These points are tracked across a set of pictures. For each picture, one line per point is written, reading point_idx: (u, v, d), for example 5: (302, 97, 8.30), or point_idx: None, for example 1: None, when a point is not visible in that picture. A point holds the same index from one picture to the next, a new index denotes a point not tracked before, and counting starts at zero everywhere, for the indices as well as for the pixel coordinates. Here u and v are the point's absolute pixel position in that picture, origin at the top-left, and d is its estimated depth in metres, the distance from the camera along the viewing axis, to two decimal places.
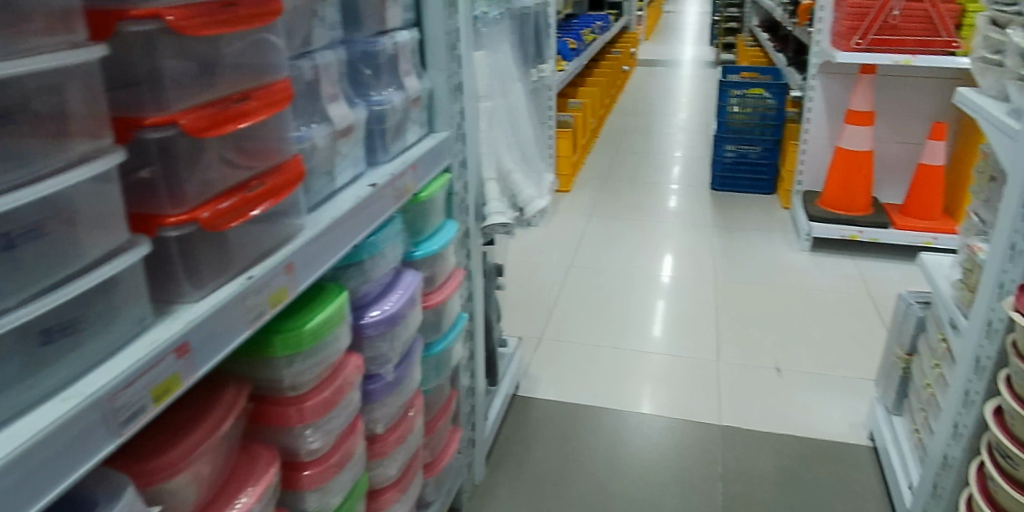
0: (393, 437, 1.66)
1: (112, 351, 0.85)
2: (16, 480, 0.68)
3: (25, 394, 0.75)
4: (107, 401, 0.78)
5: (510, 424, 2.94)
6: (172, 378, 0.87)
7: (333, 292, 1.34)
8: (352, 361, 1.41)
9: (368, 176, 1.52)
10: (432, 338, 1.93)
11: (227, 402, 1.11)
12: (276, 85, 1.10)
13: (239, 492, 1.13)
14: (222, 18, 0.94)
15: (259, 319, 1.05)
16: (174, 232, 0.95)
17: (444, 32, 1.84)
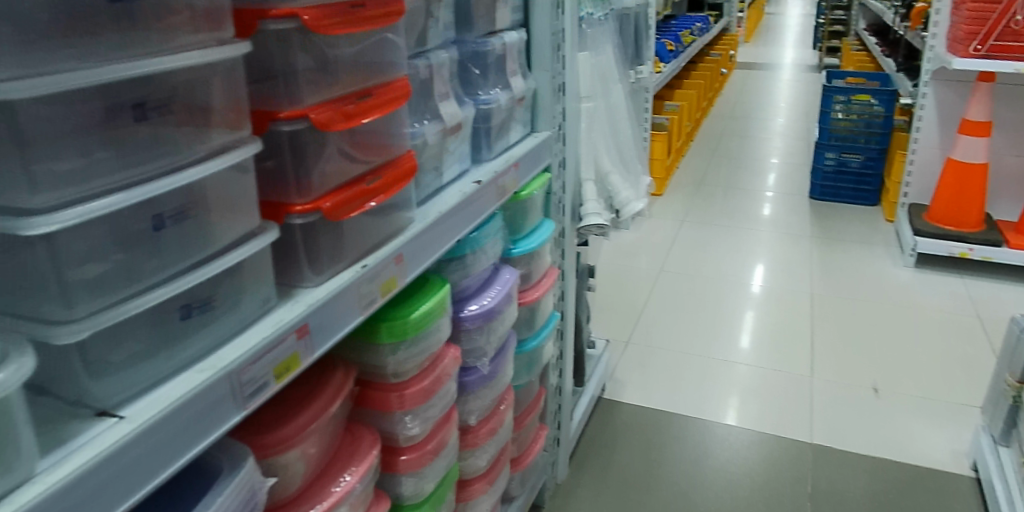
0: (485, 429, 1.69)
1: (241, 328, 0.88)
2: (154, 444, 0.72)
3: (164, 363, 0.79)
4: (236, 374, 0.82)
5: (595, 426, 2.94)
6: (293, 357, 0.92)
7: (436, 285, 1.38)
8: (450, 353, 1.44)
9: (472, 173, 1.55)
10: (525, 335, 1.95)
11: (336, 384, 1.16)
12: (397, 83, 1.15)
13: (342, 471, 1.18)
14: (350, 17, 0.99)
15: (370, 305, 1.10)
16: (299, 220, 1.00)
17: (550, 33, 1.85)
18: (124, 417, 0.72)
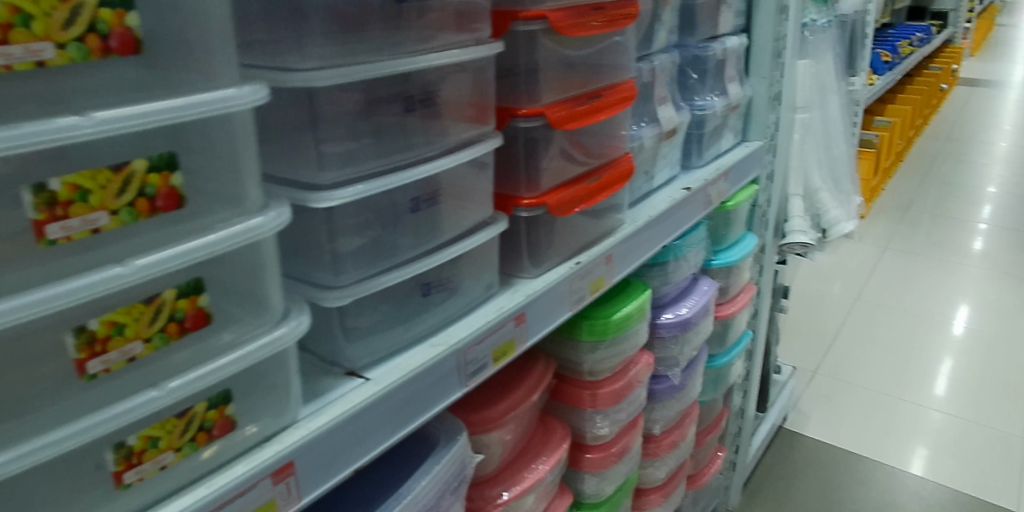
0: (667, 440, 1.66)
1: (467, 310, 0.94)
2: (391, 407, 0.79)
3: (404, 333, 0.85)
4: (462, 353, 0.88)
5: (772, 455, 2.79)
6: (510, 342, 0.96)
7: (638, 289, 1.37)
8: (643, 359, 1.43)
9: (681, 180, 1.53)
10: (715, 350, 1.90)
11: (538, 373, 1.19)
12: (623, 85, 1.16)
13: (535, 459, 1.21)
14: (591, 19, 1.01)
15: (579, 301, 1.12)
16: (525, 214, 1.03)
17: (772, 39, 1.78)
18: (370, 379, 0.78)
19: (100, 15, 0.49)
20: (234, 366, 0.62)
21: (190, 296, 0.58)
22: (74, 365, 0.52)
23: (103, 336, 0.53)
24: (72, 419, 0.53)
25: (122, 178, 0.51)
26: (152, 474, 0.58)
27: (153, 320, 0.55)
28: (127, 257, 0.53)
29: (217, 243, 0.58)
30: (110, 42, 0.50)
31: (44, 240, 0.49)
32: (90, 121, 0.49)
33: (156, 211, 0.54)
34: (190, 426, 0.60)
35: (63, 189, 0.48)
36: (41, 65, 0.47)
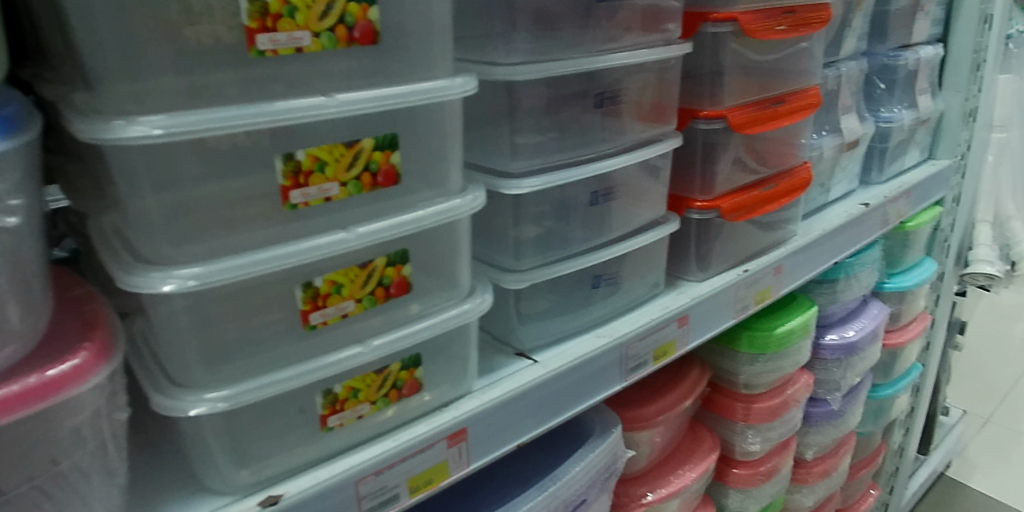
0: (819, 468, 1.59)
1: (633, 307, 0.95)
2: (554, 390, 0.82)
3: (572, 322, 0.88)
4: (626, 348, 0.89)
5: (931, 503, 2.56)
6: (671, 343, 0.97)
7: (804, 305, 1.32)
8: (802, 379, 1.38)
9: (859, 195, 1.46)
10: (879, 380, 1.79)
11: (692, 379, 1.18)
12: (808, 91, 1.12)
13: (682, 465, 1.20)
14: (780, 23, 0.99)
15: (744, 310, 1.10)
16: (697, 216, 1.03)
17: (973, 50, 1.64)
18: (538, 362, 0.82)
19: (348, 9, 0.55)
20: (425, 332, 0.67)
21: (396, 265, 0.63)
22: (300, 315, 0.59)
23: (325, 293, 0.59)
24: (293, 364, 0.60)
25: (352, 153, 0.58)
26: (350, 421, 0.65)
27: (365, 283, 0.62)
28: (350, 224, 0.59)
29: (423, 219, 0.64)
30: (354, 33, 0.56)
31: (288, 203, 0.56)
32: (333, 101, 0.56)
33: (377, 186, 0.60)
34: (385, 383, 0.66)
35: (306, 160, 0.55)
36: (299, 51, 0.54)
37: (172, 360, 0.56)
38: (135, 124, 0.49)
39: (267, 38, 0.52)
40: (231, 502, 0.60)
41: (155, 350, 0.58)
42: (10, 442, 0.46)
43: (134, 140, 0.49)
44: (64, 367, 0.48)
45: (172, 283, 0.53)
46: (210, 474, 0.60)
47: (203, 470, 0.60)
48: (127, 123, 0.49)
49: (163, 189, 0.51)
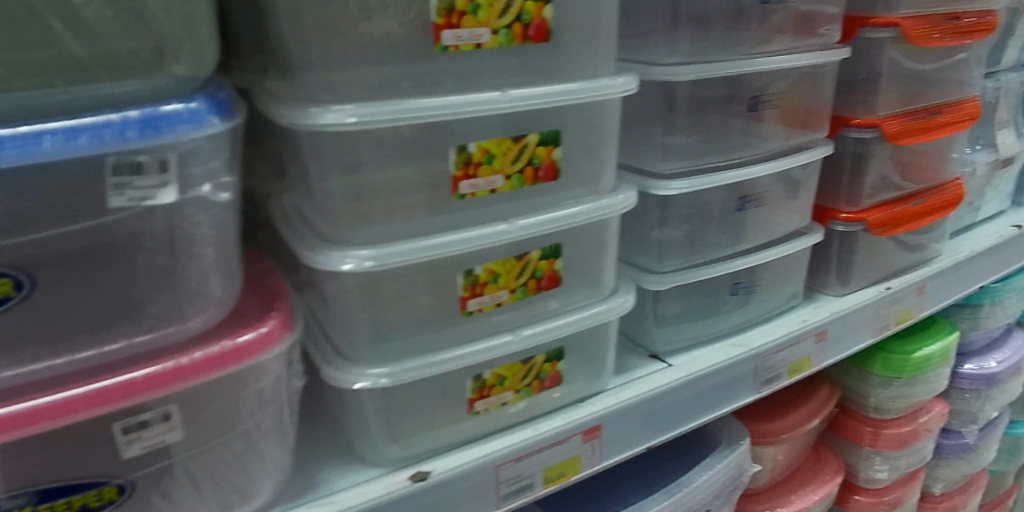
0: (947, 504, 1.49)
1: (769, 317, 0.93)
2: (687, 395, 0.81)
3: (708, 327, 0.87)
4: (761, 359, 0.87)
5: None
6: (807, 358, 0.94)
7: (945, 330, 1.25)
8: (937, 408, 1.30)
9: (1011, 216, 1.36)
10: (1017, 416, 1.66)
11: (821, 398, 1.14)
12: (968, 103, 1.06)
13: (804, 486, 1.16)
14: (943, 29, 0.94)
15: (884, 330, 1.05)
16: (841, 228, 1.00)
17: None
18: (672, 365, 0.82)
19: (526, 7, 0.57)
20: (569, 327, 0.69)
21: (549, 259, 0.65)
22: (459, 302, 0.61)
23: (483, 281, 0.62)
24: (449, 347, 0.62)
25: (518, 147, 0.60)
26: (495, 408, 0.67)
27: (520, 274, 0.63)
28: (511, 216, 0.61)
29: (577, 215, 0.65)
30: (529, 30, 0.58)
31: (457, 193, 0.58)
32: (506, 98, 0.58)
33: (538, 181, 0.62)
34: (529, 373, 0.68)
35: (477, 152, 0.58)
36: (478, 48, 0.56)
37: (342, 333, 0.60)
38: (330, 112, 0.52)
39: (451, 34, 0.54)
40: (383, 474, 0.63)
41: (326, 318, 0.61)
42: (209, 397, 0.50)
43: (328, 126, 0.52)
44: (257, 332, 0.51)
45: (349, 262, 0.56)
46: (365, 446, 0.64)
47: (359, 441, 0.64)
48: (322, 110, 0.52)
49: (347, 173, 0.55)
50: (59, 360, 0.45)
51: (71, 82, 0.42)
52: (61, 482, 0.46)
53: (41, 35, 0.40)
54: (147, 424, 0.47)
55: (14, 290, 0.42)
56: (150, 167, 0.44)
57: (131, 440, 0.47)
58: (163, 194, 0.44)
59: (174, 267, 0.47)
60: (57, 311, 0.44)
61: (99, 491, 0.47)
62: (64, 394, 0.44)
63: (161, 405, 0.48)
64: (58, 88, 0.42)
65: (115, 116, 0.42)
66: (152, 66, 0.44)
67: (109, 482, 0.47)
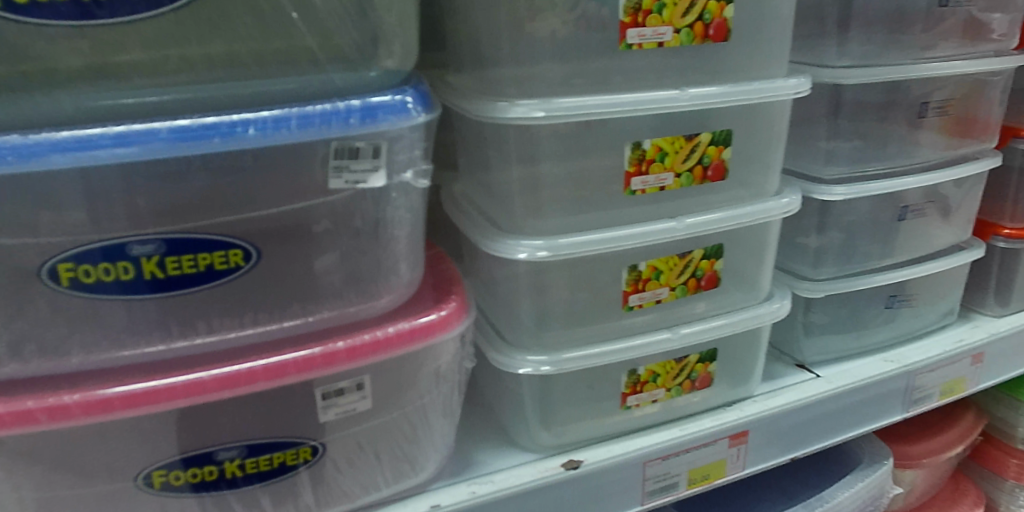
0: None
1: (923, 334, 0.89)
2: (836, 408, 0.79)
3: (858, 340, 0.84)
4: (914, 377, 0.84)
5: None
6: (962, 379, 0.89)
7: None
8: None
9: None
10: None
11: (968, 424, 1.08)
12: None
13: None
14: None
15: None
16: (1003, 244, 0.94)
17: None
18: (821, 376, 0.80)
19: (708, 6, 0.57)
20: (725, 329, 0.69)
21: (710, 259, 0.66)
22: (622, 296, 0.63)
23: (646, 277, 0.63)
24: (609, 340, 0.64)
25: (690, 146, 0.61)
26: (647, 404, 0.68)
27: (681, 273, 0.64)
28: (678, 213, 0.62)
29: (741, 217, 0.65)
30: (709, 30, 0.58)
31: (629, 189, 0.60)
32: (683, 96, 0.59)
33: (706, 180, 0.63)
34: (682, 372, 0.69)
35: (651, 149, 0.59)
36: (660, 46, 0.57)
37: (511, 320, 0.63)
38: (518, 106, 0.54)
39: (636, 32, 0.56)
40: (538, 459, 0.65)
41: (493, 314, 0.66)
42: (395, 371, 0.53)
43: (515, 120, 0.55)
44: (442, 313, 0.54)
45: (524, 251, 0.58)
46: (521, 431, 0.66)
47: (514, 426, 0.67)
48: (510, 104, 0.55)
49: (528, 164, 0.57)
50: (273, 326, 0.49)
51: (302, 70, 0.45)
52: (266, 438, 0.49)
53: (282, 27, 0.43)
54: (343, 392, 0.51)
55: (243, 260, 0.46)
56: (365, 153, 0.47)
57: (328, 405, 0.50)
58: (374, 178, 0.47)
59: (376, 246, 0.50)
60: (275, 281, 0.47)
61: (297, 451, 0.51)
62: (278, 358, 0.48)
63: (356, 375, 0.51)
64: (291, 77, 0.45)
65: (339, 104, 0.45)
66: (370, 57, 0.47)
67: (305, 443, 0.51)
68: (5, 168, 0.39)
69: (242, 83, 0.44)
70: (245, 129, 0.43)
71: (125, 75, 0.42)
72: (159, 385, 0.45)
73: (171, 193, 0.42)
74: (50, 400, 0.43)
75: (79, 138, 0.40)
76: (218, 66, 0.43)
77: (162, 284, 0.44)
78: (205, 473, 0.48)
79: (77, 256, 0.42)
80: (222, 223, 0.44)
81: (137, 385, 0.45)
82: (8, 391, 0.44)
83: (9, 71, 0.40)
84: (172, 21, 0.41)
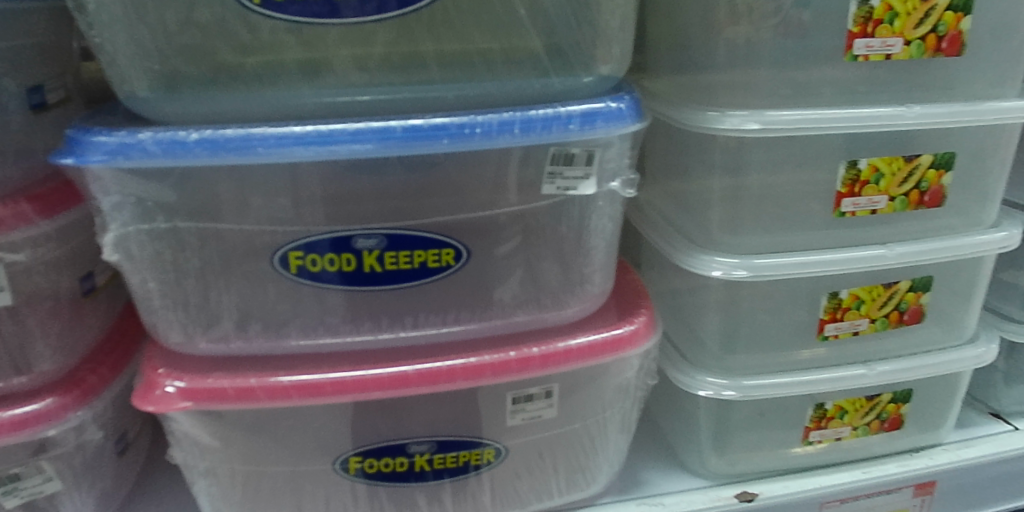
0: None
1: None
2: None
3: None
4: None
5: None
6: None
7: None
8: None
9: None
10: None
11: None
12: None
13: None
14: None
15: None
16: None
17: None
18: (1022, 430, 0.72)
19: (944, 17, 0.52)
20: (927, 369, 0.63)
21: (917, 292, 0.61)
22: (817, 324, 0.59)
23: (846, 306, 0.59)
24: (796, 369, 0.61)
25: (909, 168, 0.56)
26: (829, 442, 0.64)
27: (883, 304, 0.60)
28: (888, 239, 0.59)
29: (956, 249, 0.60)
30: (942, 43, 0.53)
31: (838, 211, 0.56)
32: (910, 113, 0.54)
33: (921, 206, 0.58)
34: (871, 411, 0.64)
35: (867, 170, 0.55)
36: (887, 58, 0.53)
37: (696, 338, 0.61)
38: (730, 116, 0.52)
39: (864, 43, 0.52)
40: (709, 487, 0.62)
41: (675, 333, 0.64)
42: (584, 382, 0.52)
43: (726, 130, 0.53)
44: (633, 326, 0.52)
45: (718, 269, 0.56)
46: (691, 455, 0.64)
47: (684, 449, 0.64)
48: (720, 114, 0.53)
49: (731, 175, 0.55)
50: (473, 325, 0.49)
51: (524, 73, 0.45)
52: (456, 436, 0.50)
53: (512, 29, 0.43)
54: (533, 398, 0.50)
55: (453, 259, 0.46)
56: (580, 159, 0.46)
57: (517, 409, 0.50)
58: (585, 186, 0.46)
59: (578, 255, 0.49)
60: (480, 282, 0.48)
61: (481, 452, 0.51)
62: (476, 358, 0.48)
63: (546, 383, 0.50)
64: (513, 79, 0.45)
65: (561, 109, 0.44)
66: (590, 61, 0.46)
67: (491, 444, 0.51)
68: (254, 157, 0.41)
69: (467, 84, 0.44)
70: (471, 132, 0.43)
71: (363, 72, 0.43)
72: (366, 375, 0.46)
73: (396, 190, 0.44)
74: (270, 379, 0.45)
75: (321, 133, 0.41)
76: (451, 65, 0.44)
77: (379, 277, 0.45)
78: (396, 464, 0.50)
79: (307, 245, 0.43)
80: (439, 221, 0.45)
81: (347, 373, 0.46)
82: (231, 367, 0.46)
83: (258, 63, 0.42)
84: (411, 21, 0.42)
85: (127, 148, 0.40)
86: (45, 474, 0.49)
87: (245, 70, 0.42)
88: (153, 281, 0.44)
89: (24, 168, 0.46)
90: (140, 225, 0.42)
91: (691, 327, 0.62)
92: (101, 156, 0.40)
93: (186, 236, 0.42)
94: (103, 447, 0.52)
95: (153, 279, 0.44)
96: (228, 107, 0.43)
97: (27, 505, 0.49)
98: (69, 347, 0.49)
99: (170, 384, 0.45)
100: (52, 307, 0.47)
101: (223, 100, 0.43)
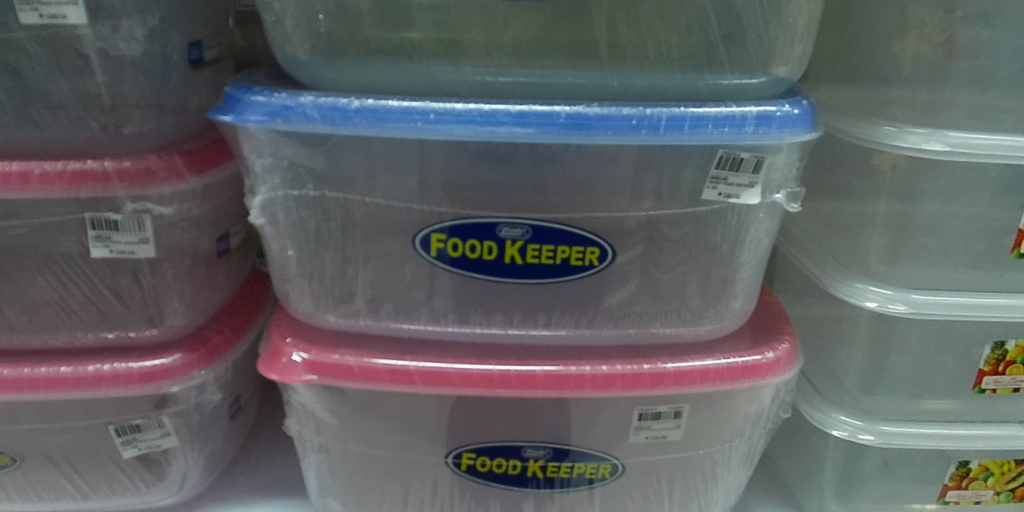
0: None
1: None
2: None
3: None
4: None
5: None
6: None
7: None
8: None
9: None
10: None
11: None
12: None
13: None
14: None
15: None
16: None
17: None
18: None
19: None
20: None
21: None
22: (975, 375, 0.53)
23: (1011, 359, 0.53)
24: (945, 421, 0.55)
25: None
26: (968, 504, 0.57)
27: None
28: None
29: None
30: None
31: (1017, 251, 0.50)
32: None
33: None
34: (1019, 477, 0.57)
35: None
36: None
37: (833, 372, 0.57)
38: (910, 134, 0.48)
39: None
40: None
41: (809, 363, 0.60)
42: (715, 407, 0.48)
43: (903, 149, 0.48)
44: (775, 354, 0.48)
45: (873, 300, 0.52)
46: (811, 498, 0.59)
47: (803, 489, 0.60)
48: (900, 131, 0.48)
49: (900, 200, 0.50)
50: (608, 331, 0.46)
51: (697, 68, 0.42)
52: (574, 445, 0.47)
53: (690, 20, 0.40)
54: (660, 416, 0.47)
55: (597, 259, 0.43)
56: (747, 165, 0.42)
57: (642, 427, 0.47)
58: (749, 195, 0.42)
59: (728, 270, 0.45)
60: (621, 287, 0.45)
61: (597, 466, 0.48)
62: (607, 368, 0.45)
63: (676, 402, 0.47)
64: (683, 73, 0.42)
65: (735, 109, 0.41)
66: (769, 61, 0.42)
67: (609, 460, 0.48)
68: (411, 131, 0.39)
69: (636, 74, 0.41)
70: (638, 125, 0.40)
71: (526, 54, 0.41)
72: (492, 370, 0.45)
73: (549, 180, 0.41)
74: (397, 362, 0.44)
75: (483, 112, 0.39)
76: (620, 54, 0.41)
77: (519, 270, 0.43)
78: (509, 466, 0.48)
79: (451, 228, 0.42)
80: (589, 218, 0.42)
81: (474, 365, 0.45)
82: (357, 344, 0.45)
83: (421, 35, 0.40)
84: (588, 3, 0.39)
85: (286, 110, 0.39)
86: (164, 429, 0.49)
87: (409, 41, 0.40)
88: (293, 249, 0.43)
89: (180, 123, 0.46)
90: (288, 191, 0.41)
91: (829, 360, 0.57)
92: (260, 116, 0.39)
93: (332, 206, 0.42)
94: (219, 409, 0.52)
95: (293, 247, 0.43)
96: (386, 79, 0.42)
97: (143, 457, 0.50)
98: (200, 305, 0.49)
99: (296, 353, 0.45)
100: (189, 265, 0.48)
101: (382, 70, 0.41)
